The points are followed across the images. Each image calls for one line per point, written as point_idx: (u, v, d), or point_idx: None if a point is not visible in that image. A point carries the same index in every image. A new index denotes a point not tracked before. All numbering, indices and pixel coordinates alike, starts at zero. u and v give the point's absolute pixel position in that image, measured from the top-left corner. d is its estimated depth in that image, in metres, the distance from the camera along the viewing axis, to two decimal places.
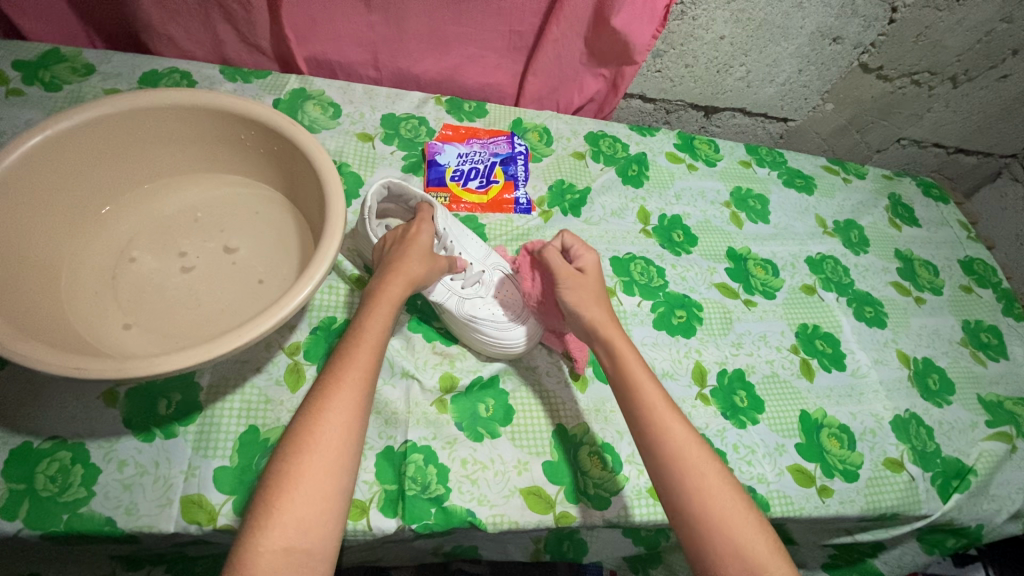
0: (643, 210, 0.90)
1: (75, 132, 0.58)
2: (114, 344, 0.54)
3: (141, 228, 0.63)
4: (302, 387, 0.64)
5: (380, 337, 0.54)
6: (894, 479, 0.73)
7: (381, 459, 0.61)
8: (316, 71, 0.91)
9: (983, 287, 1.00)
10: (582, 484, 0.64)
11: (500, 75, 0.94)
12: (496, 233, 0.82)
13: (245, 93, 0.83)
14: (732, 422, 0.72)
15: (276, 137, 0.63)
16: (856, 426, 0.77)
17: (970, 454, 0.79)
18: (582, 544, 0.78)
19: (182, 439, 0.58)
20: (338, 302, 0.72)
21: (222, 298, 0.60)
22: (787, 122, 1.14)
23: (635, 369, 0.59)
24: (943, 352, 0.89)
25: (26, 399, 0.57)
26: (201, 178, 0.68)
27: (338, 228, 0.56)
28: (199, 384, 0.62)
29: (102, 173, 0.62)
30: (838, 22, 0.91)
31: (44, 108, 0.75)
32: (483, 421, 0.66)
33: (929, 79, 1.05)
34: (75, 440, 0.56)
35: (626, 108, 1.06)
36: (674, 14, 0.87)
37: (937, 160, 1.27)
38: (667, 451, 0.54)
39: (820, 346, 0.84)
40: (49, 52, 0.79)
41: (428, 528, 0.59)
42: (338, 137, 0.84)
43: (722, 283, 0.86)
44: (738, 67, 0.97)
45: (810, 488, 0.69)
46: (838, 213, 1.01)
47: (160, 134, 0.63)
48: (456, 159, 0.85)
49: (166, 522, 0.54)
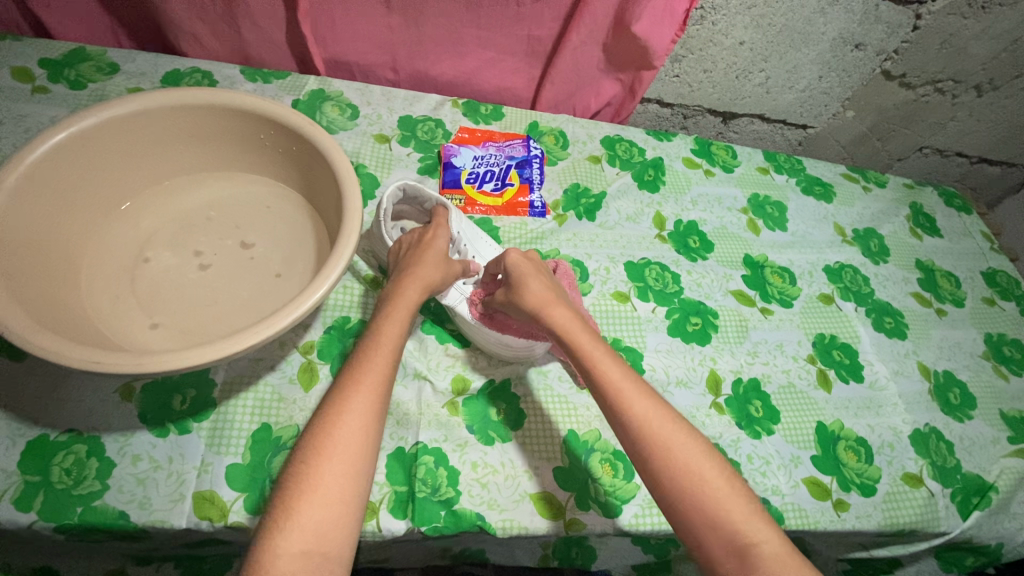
0: (658, 215, 0.89)
1: (97, 130, 0.58)
2: (131, 339, 0.55)
3: (160, 225, 0.64)
4: (315, 386, 0.64)
5: (398, 340, 0.54)
6: (913, 495, 0.72)
7: (392, 460, 0.61)
8: (334, 72, 0.92)
9: (1006, 300, 0.98)
10: (594, 490, 0.64)
11: (517, 78, 0.94)
12: (510, 236, 0.82)
13: (264, 93, 0.84)
14: (746, 432, 0.71)
15: (295, 137, 0.64)
16: (874, 439, 0.75)
17: (992, 471, 0.77)
18: (592, 551, 0.77)
19: (195, 435, 0.59)
20: (352, 301, 0.72)
21: (238, 295, 0.60)
22: (806, 129, 1.12)
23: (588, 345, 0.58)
24: (965, 366, 0.87)
25: (44, 391, 0.58)
26: (218, 177, 0.69)
27: (356, 229, 0.56)
28: (214, 381, 0.62)
29: (125, 170, 0.63)
30: (861, 28, 0.90)
31: (68, 105, 0.76)
32: (494, 424, 0.66)
33: (954, 87, 1.03)
34: (90, 433, 0.57)
35: (643, 113, 1.05)
36: (694, 19, 0.86)
37: (960, 169, 1.25)
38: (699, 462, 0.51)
39: (837, 356, 0.82)
40: (75, 51, 0.81)
41: (438, 530, 0.59)
42: (355, 138, 0.84)
43: (738, 290, 0.85)
44: (757, 73, 0.97)
45: (826, 502, 0.68)
46: (857, 222, 1.00)
47: (179, 133, 0.64)
48: (471, 161, 0.85)
49: (178, 518, 0.54)
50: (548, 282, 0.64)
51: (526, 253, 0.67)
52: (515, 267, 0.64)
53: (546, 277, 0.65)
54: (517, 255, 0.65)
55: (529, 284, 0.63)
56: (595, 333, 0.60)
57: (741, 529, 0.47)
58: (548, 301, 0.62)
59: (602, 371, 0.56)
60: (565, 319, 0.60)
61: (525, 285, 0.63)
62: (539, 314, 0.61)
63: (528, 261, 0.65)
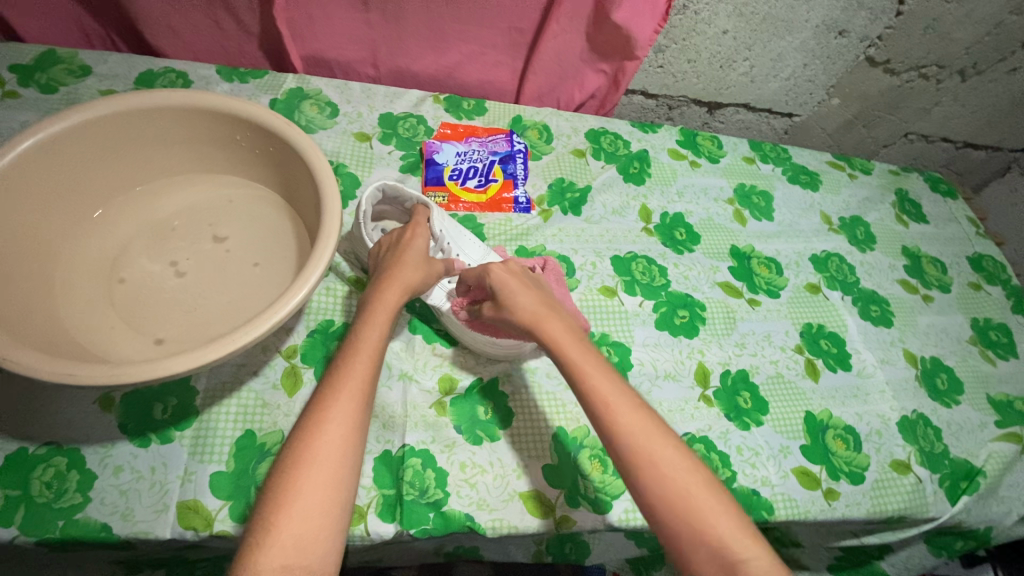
0: (644, 208, 0.89)
1: (58, 138, 0.56)
2: (107, 349, 0.54)
3: (135, 231, 0.63)
4: (300, 391, 0.63)
5: (376, 346, 0.52)
6: (902, 481, 0.72)
7: (379, 463, 0.61)
8: (313, 69, 0.90)
9: (992, 284, 0.99)
10: (584, 487, 0.64)
11: (500, 72, 0.93)
12: (494, 233, 0.81)
13: (241, 93, 0.82)
14: (736, 424, 0.71)
15: (272, 138, 0.63)
16: (863, 427, 0.76)
17: (979, 455, 0.78)
18: (585, 546, 0.77)
19: (178, 444, 0.58)
20: (336, 304, 0.71)
21: (215, 301, 0.59)
22: (792, 118, 1.12)
23: (574, 359, 0.56)
24: (952, 351, 0.88)
25: (20, 404, 0.57)
26: (184, 181, 0.67)
27: (333, 230, 0.55)
28: (196, 389, 0.61)
29: (97, 175, 0.61)
30: (844, 15, 0.89)
31: (39, 109, 0.74)
32: (482, 424, 0.66)
33: (937, 72, 1.03)
34: (70, 446, 0.56)
35: (628, 104, 1.05)
36: (677, 9, 0.85)
37: (945, 154, 1.25)
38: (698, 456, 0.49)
39: (825, 345, 0.82)
40: (46, 53, 0.79)
41: (426, 532, 0.58)
42: (335, 137, 0.83)
43: (725, 282, 0.85)
44: (742, 62, 0.96)
45: (815, 491, 0.68)
46: (844, 210, 1.00)
47: (143, 136, 0.62)
48: (454, 158, 0.84)
49: (162, 528, 0.54)
50: (536, 293, 0.62)
51: (508, 265, 0.64)
52: (500, 283, 0.62)
53: (537, 289, 0.63)
54: (501, 270, 0.62)
55: (517, 299, 0.60)
56: (590, 349, 0.58)
57: (744, 534, 0.46)
58: (542, 316, 0.59)
59: (591, 384, 0.54)
60: (559, 334, 0.58)
61: (515, 300, 0.60)
62: (533, 325, 0.59)
63: (514, 276, 0.63)
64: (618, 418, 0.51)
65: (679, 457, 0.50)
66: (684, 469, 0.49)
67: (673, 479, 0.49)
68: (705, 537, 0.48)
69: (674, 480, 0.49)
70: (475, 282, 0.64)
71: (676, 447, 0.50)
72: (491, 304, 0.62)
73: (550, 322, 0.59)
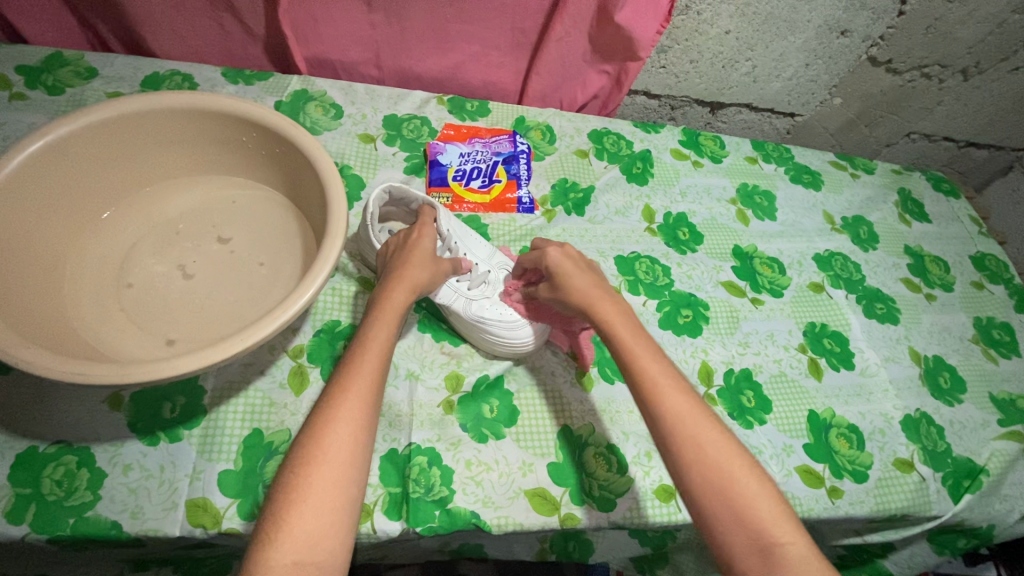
0: (647, 208, 0.89)
1: (66, 141, 0.57)
2: (117, 349, 0.54)
3: (142, 233, 0.63)
4: (307, 390, 0.64)
5: (385, 346, 0.53)
6: (905, 480, 0.72)
7: (385, 461, 0.61)
8: (318, 71, 0.90)
9: (995, 283, 0.99)
10: (588, 485, 0.64)
11: (503, 73, 0.93)
12: (498, 233, 0.82)
13: (247, 95, 0.83)
14: (739, 422, 0.72)
15: (278, 139, 0.63)
16: (866, 426, 0.76)
17: (982, 454, 0.78)
18: (589, 544, 0.77)
19: (187, 443, 0.58)
20: (342, 304, 0.71)
21: (222, 302, 0.60)
22: (793, 118, 1.12)
23: (627, 339, 0.57)
24: (954, 350, 0.88)
25: (30, 404, 0.57)
26: (190, 184, 0.67)
27: (339, 230, 0.55)
28: (204, 388, 0.62)
29: (104, 177, 0.62)
30: (846, 15, 0.90)
31: (46, 112, 0.75)
32: (488, 422, 0.66)
33: (940, 72, 1.03)
34: (80, 444, 0.56)
35: (630, 104, 1.05)
36: (679, 9, 0.85)
37: (947, 154, 1.25)
38: (701, 451, 0.50)
39: (828, 344, 0.83)
40: (53, 56, 0.79)
41: (432, 530, 0.59)
42: (339, 138, 0.84)
43: (728, 282, 0.85)
44: (744, 62, 0.96)
45: (819, 490, 0.68)
46: (846, 209, 1.00)
47: (149, 138, 0.63)
48: (458, 158, 0.84)
49: (171, 526, 0.54)
50: (594, 277, 0.64)
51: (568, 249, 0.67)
52: (561, 266, 0.64)
53: (593, 272, 0.65)
54: (558, 253, 0.65)
55: (574, 281, 0.63)
56: (641, 328, 0.59)
57: (748, 529, 0.47)
58: (596, 297, 0.61)
59: (641, 364, 0.55)
60: (612, 315, 0.60)
61: (572, 282, 0.63)
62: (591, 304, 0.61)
63: (569, 257, 0.65)
64: (666, 400, 0.53)
65: (684, 454, 0.50)
66: (688, 466, 0.50)
67: (682, 474, 0.49)
68: (709, 532, 0.48)
69: (681, 476, 0.49)
70: (533, 265, 0.68)
71: (679, 443, 0.50)
72: (547, 285, 0.65)
73: (605, 303, 0.60)
